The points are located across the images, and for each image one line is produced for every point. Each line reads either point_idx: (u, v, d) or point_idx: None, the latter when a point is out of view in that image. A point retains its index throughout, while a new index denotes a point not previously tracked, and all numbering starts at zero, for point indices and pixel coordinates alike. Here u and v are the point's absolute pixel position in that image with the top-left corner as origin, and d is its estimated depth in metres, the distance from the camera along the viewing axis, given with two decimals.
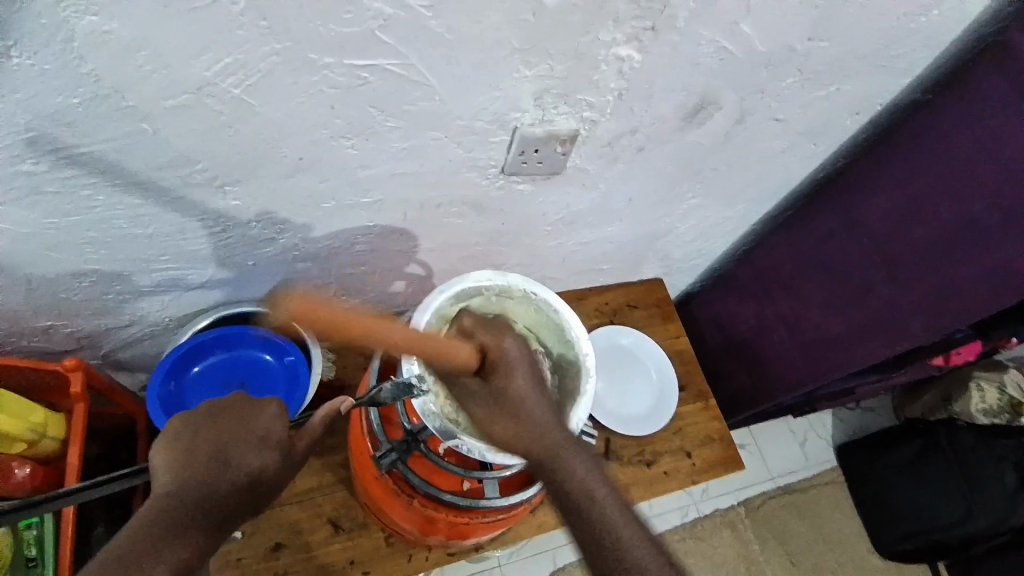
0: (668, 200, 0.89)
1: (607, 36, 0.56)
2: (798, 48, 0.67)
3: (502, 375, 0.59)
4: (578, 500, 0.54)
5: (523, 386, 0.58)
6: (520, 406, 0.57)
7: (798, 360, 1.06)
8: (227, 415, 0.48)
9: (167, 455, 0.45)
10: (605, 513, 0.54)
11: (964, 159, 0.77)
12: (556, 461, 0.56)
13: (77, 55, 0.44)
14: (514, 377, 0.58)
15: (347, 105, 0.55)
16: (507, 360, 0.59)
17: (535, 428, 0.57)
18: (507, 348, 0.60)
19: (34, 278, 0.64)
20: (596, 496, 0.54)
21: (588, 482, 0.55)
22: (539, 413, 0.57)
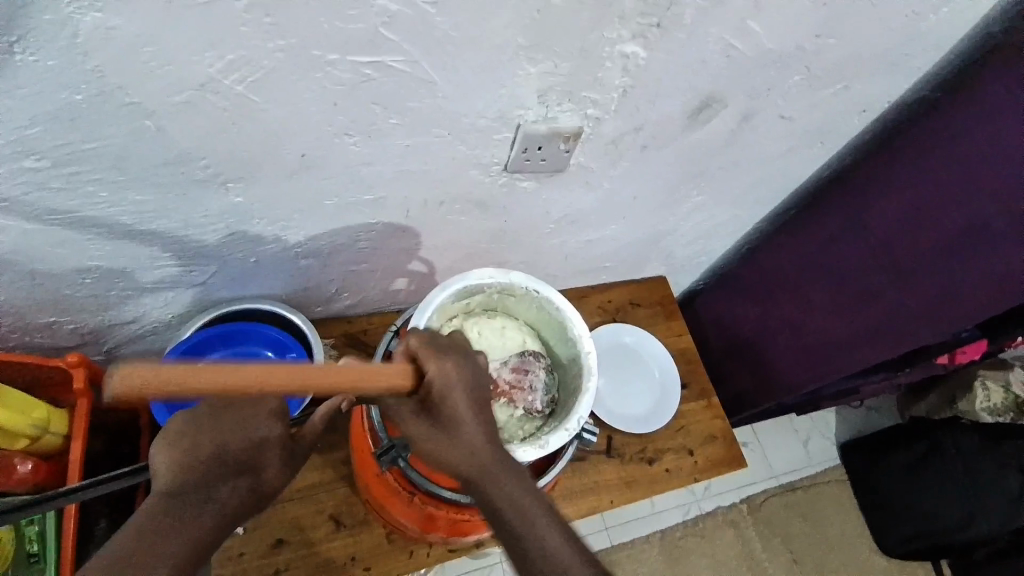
0: (672, 198, 0.88)
1: (613, 33, 0.56)
2: (805, 46, 0.66)
3: (436, 399, 0.51)
4: (517, 533, 0.49)
5: (460, 412, 0.51)
6: (457, 432, 0.51)
7: (801, 361, 1.06)
8: (233, 411, 0.47)
9: (169, 454, 0.44)
10: (542, 533, 0.49)
11: (974, 164, 0.77)
12: (497, 487, 0.51)
13: (81, 51, 0.44)
14: (451, 402, 0.51)
15: (350, 102, 0.55)
16: (442, 386, 0.51)
17: (474, 455, 0.51)
18: (445, 369, 0.51)
19: (38, 274, 0.64)
20: (538, 530, 0.49)
21: (529, 515, 0.50)
22: (479, 440, 0.52)
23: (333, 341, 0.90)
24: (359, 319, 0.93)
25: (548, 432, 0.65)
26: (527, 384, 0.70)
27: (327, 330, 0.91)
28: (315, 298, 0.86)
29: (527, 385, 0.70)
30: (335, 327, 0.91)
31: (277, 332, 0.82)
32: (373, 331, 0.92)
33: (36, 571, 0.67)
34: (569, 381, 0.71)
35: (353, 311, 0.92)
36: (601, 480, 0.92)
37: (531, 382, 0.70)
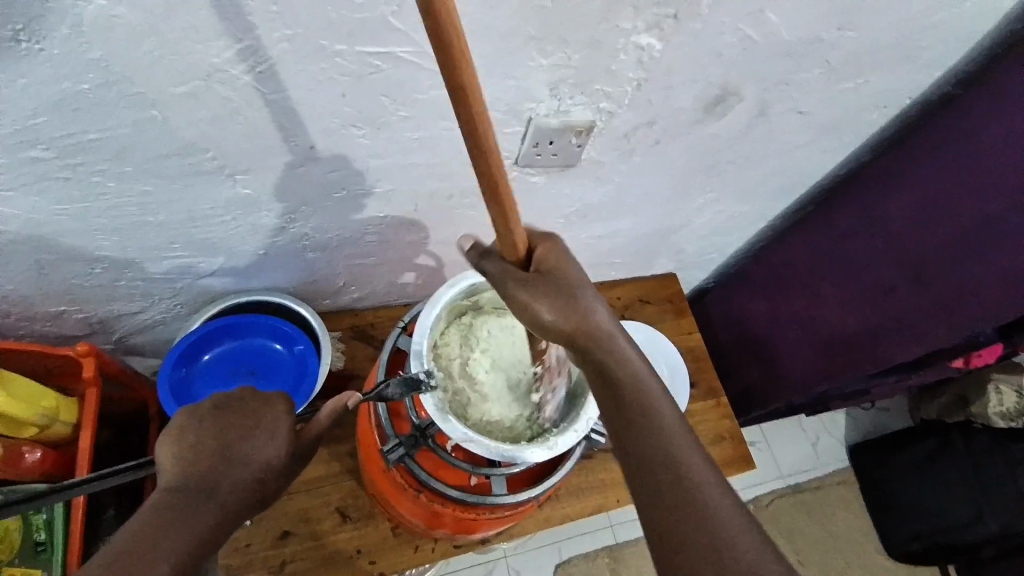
0: (684, 193, 0.87)
1: (627, 24, 0.54)
2: (825, 38, 0.64)
3: (551, 269, 0.52)
4: (648, 443, 0.48)
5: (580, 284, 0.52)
6: (580, 306, 0.52)
7: (816, 362, 1.03)
8: (239, 408, 0.48)
9: (172, 448, 0.45)
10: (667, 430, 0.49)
11: (989, 156, 0.75)
12: (627, 381, 0.51)
13: (85, 39, 0.43)
14: (564, 270, 0.52)
15: (358, 93, 0.54)
16: (554, 258, 0.53)
17: (596, 324, 0.52)
18: (555, 246, 0.53)
19: (46, 264, 0.64)
20: (670, 438, 0.49)
21: (663, 422, 0.49)
22: (602, 314, 0.53)
23: (340, 334, 0.90)
24: (366, 312, 0.92)
25: (558, 432, 0.63)
26: (559, 375, 0.66)
27: (334, 323, 0.90)
28: (322, 290, 0.85)
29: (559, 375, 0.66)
30: (342, 320, 0.91)
31: (283, 324, 0.81)
32: (379, 325, 0.92)
33: (42, 560, 0.68)
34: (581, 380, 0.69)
35: (360, 304, 0.92)
36: (610, 478, 0.87)
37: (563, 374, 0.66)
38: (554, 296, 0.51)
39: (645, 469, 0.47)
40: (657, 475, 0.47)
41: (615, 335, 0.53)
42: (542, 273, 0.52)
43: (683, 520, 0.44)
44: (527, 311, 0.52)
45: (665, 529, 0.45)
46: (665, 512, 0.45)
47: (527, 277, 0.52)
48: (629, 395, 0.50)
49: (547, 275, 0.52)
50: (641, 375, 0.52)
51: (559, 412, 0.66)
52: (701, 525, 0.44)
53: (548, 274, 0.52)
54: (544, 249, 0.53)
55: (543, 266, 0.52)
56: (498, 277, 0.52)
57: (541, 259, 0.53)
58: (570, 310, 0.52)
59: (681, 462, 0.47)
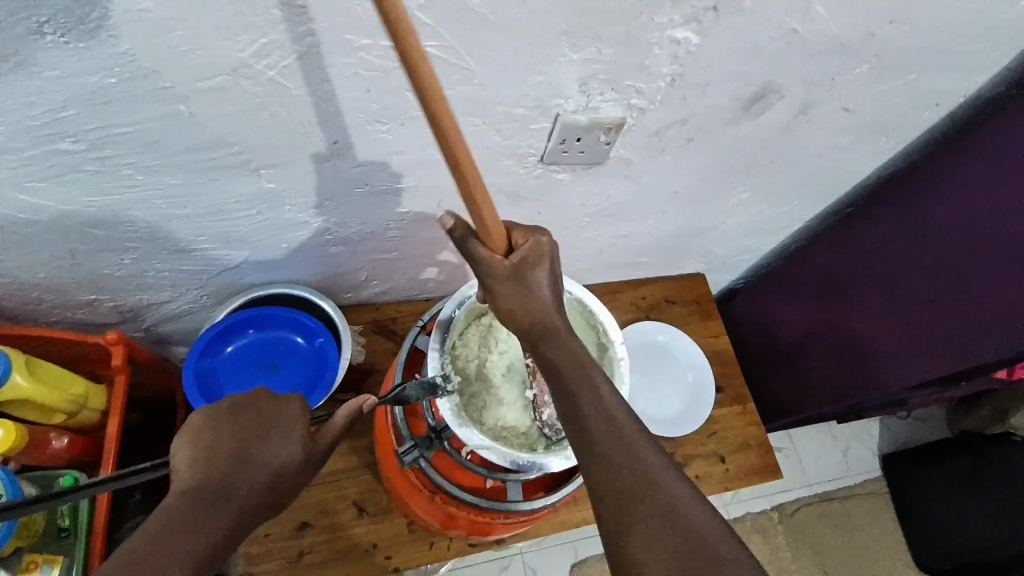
0: (716, 193, 0.83)
1: (663, 18, 0.52)
2: (875, 33, 0.61)
3: (530, 271, 0.53)
4: (598, 437, 0.49)
5: (545, 290, 0.54)
6: (542, 309, 0.53)
7: (851, 371, 0.99)
8: (252, 409, 0.48)
9: (190, 449, 0.45)
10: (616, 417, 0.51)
11: None
12: (582, 384, 0.52)
13: (112, 33, 0.43)
14: (538, 271, 0.53)
15: (382, 88, 0.53)
16: (533, 258, 0.53)
17: (551, 325, 0.54)
18: (536, 245, 0.53)
19: (77, 253, 0.66)
20: (628, 438, 0.49)
21: (619, 422, 0.50)
22: (557, 320, 0.54)
23: (361, 328, 0.90)
24: (388, 306, 0.92)
25: None
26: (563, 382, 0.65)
27: (356, 316, 0.90)
28: (344, 284, 0.85)
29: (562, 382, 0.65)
30: (363, 314, 0.91)
31: (306, 317, 0.81)
32: (401, 319, 0.91)
33: (65, 546, 0.70)
34: None
35: (382, 298, 0.91)
36: None
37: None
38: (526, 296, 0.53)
39: (603, 470, 0.48)
40: (614, 471, 0.47)
41: (570, 342, 0.55)
42: (521, 270, 0.52)
43: (643, 517, 0.45)
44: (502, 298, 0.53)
45: (625, 530, 0.45)
46: (625, 512, 0.46)
47: (505, 271, 0.52)
48: (589, 400, 0.51)
49: (520, 273, 0.52)
50: (595, 380, 0.53)
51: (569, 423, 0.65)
52: (661, 520, 0.45)
53: (527, 274, 0.53)
54: (524, 247, 0.53)
55: (524, 265, 0.52)
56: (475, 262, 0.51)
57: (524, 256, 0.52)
58: (533, 310, 0.53)
59: (639, 463, 0.48)
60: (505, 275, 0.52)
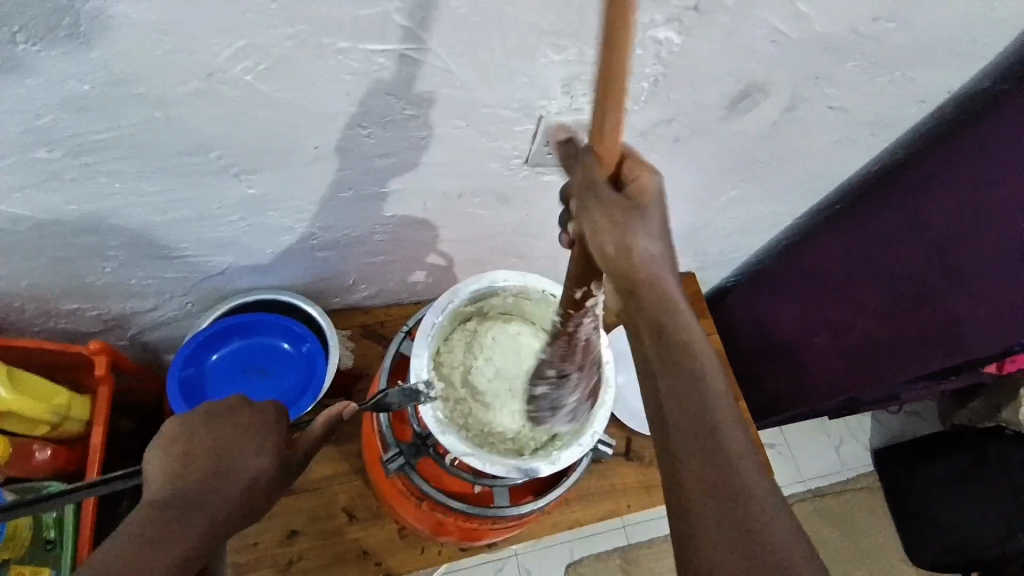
0: (704, 192, 0.83)
1: (645, 18, 0.52)
2: (859, 32, 0.60)
3: (641, 207, 0.47)
4: (683, 411, 0.44)
5: (651, 237, 0.47)
6: (647, 255, 0.47)
7: (844, 367, 0.99)
8: (227, 419, 0.48)
9: (164, 459, 0.45)
10: (713, 393, 0.44)
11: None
12: (677, 352, 0.45)
13: (85, 40, 0.43)
14: (648, 207, 0.47)
15: (363, 92, 0.52)
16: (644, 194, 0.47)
17: (658, 278, 0.47)
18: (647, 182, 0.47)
19: (58, 262, 0.65)
20: (718, 425, 0.43)
21: (712, 404, 0.44)
22: (663, 274, 0.47)
23: (350, 332, 0.89)
24: (377, 310, 0.91)
25: (561, 446, 0.62)
26: (586, 380, 0.63)
27: (344, 321, 0.90)
28: (332, 289, 0.85)
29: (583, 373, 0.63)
30: (352, 318, 0.90)
31: (292, 322, 0.80)
32: (390, 323, 0.91)
33: (52, 557, 0.69)
34: None
35: (371, 302, 0.91)
36: (620, 484, 0.85)
37: (588, 377, 0.63)
38: (627, 231, 0.46)
39: (684, 450, 0.43)
40: (692, 449, 0.43)
41: (675, 310, 0.46)
42: (634, 205, 0.47)
43: (719, 511, 0.41)
44: (604, 225, 0.47)
45: (693, 519, 0.41)
46: (697, 500, 0.41)
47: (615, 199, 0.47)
48: (680, 373, 0.44)
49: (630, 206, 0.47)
50: (699, 356, 0.45)
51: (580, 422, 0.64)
52: (737, 520, 0.40)
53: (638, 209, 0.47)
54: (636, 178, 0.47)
55: (637, 200, 0.47)
56: (584, 184, 0.47)
57: (640, 189, 0.47)
58: (635, 252, 0.47)
59: (726, 456, 0.42)
60: (612, 203, 0.46)
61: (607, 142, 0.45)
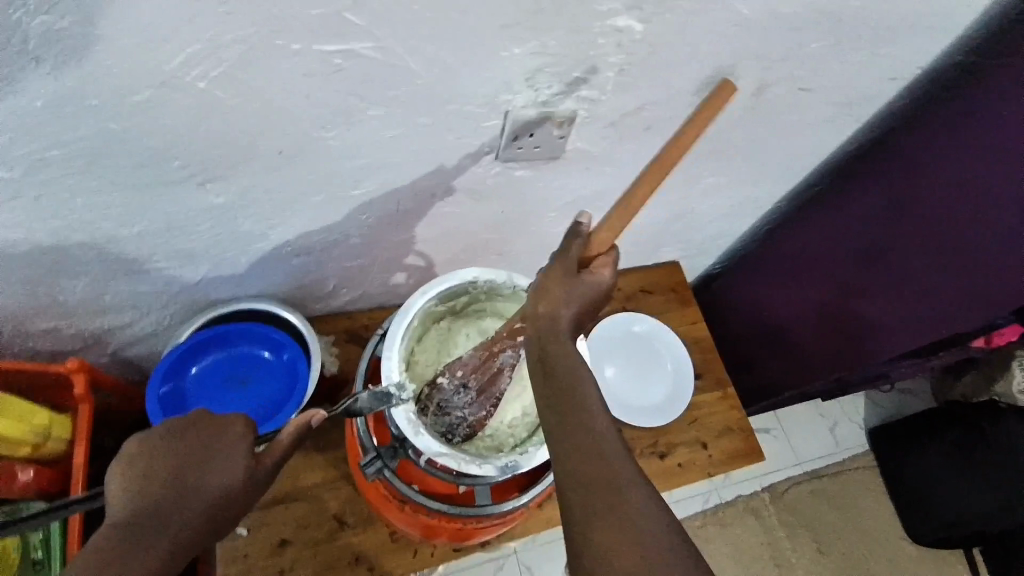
0: (680, 181, 0.83)
1: (603, 6, 0.51)
2: (822, 9, 0.60)
3: (584, 284, 0.52)
4: (577, 447, 0.46)
5: (573, 305, 0.52)
6: (557, 317, 0.51)
7: (832, 347, 1.00)
8: (190, 434, 0.48)
9: (123, 478, 0.45)
10: (600, 425, 0.47)
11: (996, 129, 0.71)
12: (564, 383, 0.49)
13: (32, 56, 0.42)
14: (587, 287, 0.52)
15: (324, 93, 0.51)
16: (592, 278, 0.52)
17: (556, 339, 0.51)
18: (600, 272, 0.53)
19: (29, 281, 0.64)
20: (609, 456, 0.46)
21: (602, 437, 0.46)
22: (565, 337, 0.51)
23: (334, 337, 0.88)
24: (360, 314, 0.91)
25: (539, 442, 0.62)
26: (483, 408, 0.68)
27: (327, 327, 0.89)
28: (313, 295, 0.84)
29: (483, 399, 0.68)
30: (335, 323, 0.89)
31: (272, 330, 0.80)
32: (374, 327, 0.90)
33: None
34: None
35: (354, 307, 0.90)
36: None
37: (484, 406, 0.68)
38: (557, 291, 0.52)
39: (573, 476, 0.45)
40: (586, 484, 0.44)
41: (562, 351, 0.51)
42: (578, 276, 0.52)
43: (602, 532, 0.43)
44: (545, 279, 0.53)
45: (582, 537, 0.43)
46: (588, 511, 0.43)
47: (568, 268, 0.53)
48: (569, 399, 0.48)
49: (572, 275, 0.52)
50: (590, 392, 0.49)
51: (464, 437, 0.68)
52: (621, 527, 0.43)
53: (581, 281, 0.52)
54: (597, 263, 0.53)
55: (588, 278, 0.52)
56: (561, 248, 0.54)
57: (592, 274, 0.52)
58: (548, 312, 0.51)
59: (611, 470, 0.45)
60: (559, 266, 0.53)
61: (602, 232, 0.53)
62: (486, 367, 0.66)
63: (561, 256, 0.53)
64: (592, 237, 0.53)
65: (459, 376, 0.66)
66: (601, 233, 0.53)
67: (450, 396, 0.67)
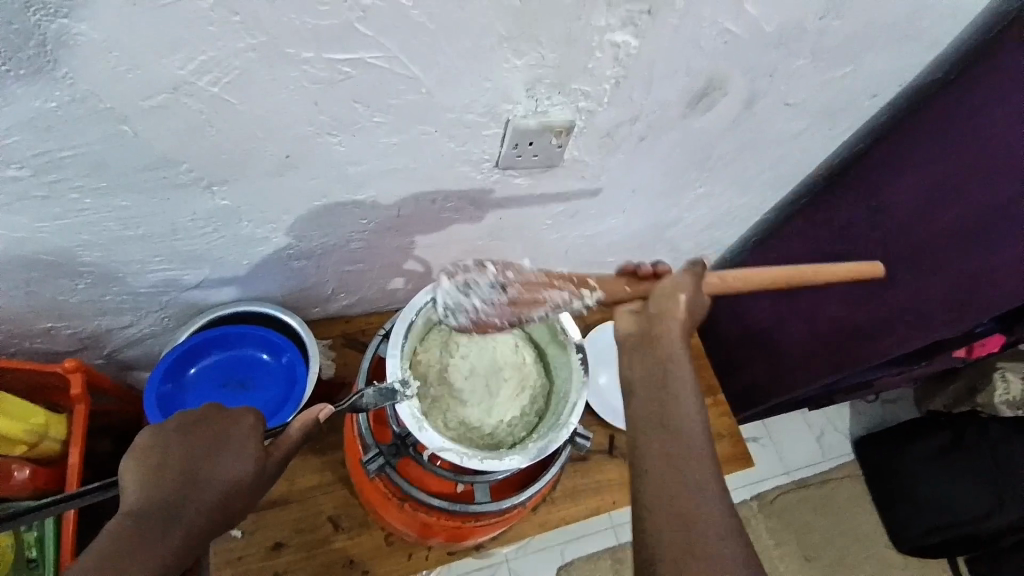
0: (674, 189, 0.85)
1: (600, 22, 0.54)
2: (807, 29, 0.63)
3: (698, 303, 0.59)
4: (661, 433, 0.50)
5: (686, 312, 0.58)
6: (674, 315, 0.57)
7: (820, 354, 1.02)
8: (202, 428, 0.50)
9: (138, 469, 0.47)
10: (687, 421, 0.51)
11: (989, 139, 0.74)
12: (660, 376, 0.54)
13: (51, 59, 0.43)
14: (698, 308, 0.59)
15: (330, 100, 0.53)
16: (699, 307, 0.59)
17: (664, 333, 0.56)
18: (706, 304, 0.60)
19: (32, 281, 0.64)
20: (689, 453, 0.49)
21: (688, 440, 0.49)
22: (670, 334, 0.56)
23: (331, 342, 0.89)
24: (358, 318, 0.92)
25: (538, 439, 0.64)
26: (498, 317, 0.62)
27: (325, 331, 0.90)
28: (311, 299, 0.85)
29: (504, 314, 0.62)
30: (333, 327, 0.90)
31: (272, 333, 0.81)
32: (371, 331, 0.91)
33: None
34: (559, 386, 0.70)
35: (351, 311, 0.91)
36: (607, 479, 0.86)
37: (500, 318, 0.62)
38: (677, 292, 0.58)
39: (652, 458, 0.49)
40: (659, 467, 0.48)
41: (675, 351, 0.55)
42: (698, 295, 0.59)
43: (671, 520, 0.46)
44: (669, 282, 0.59)
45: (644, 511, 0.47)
46: (655, 488, 0.48)
47: (690, 280, 0.60)
48: (659, 389, 0.53)
49: (696, 291, 0.59)
50: (682, 391, 0.53)
51: (459, 325, 0.63)
52: (683, 515, 0.46)
53: (696, 299, 0.59)
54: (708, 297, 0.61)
55: (699, 302, 0.59)
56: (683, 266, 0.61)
57: (703, 300, 0.60)
58: (667, 311, 0.57)
59: (688, 463, 0.48)
60: (691, 277, 0.60)
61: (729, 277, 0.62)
62: (533, 291, 0.63)
63: (688, 270, 0.60)
64: (710, 275, 0.61)
65: (504, 275, 0.63)
66: (720, 280, 0.61)
67: (482, 285, 0.63)
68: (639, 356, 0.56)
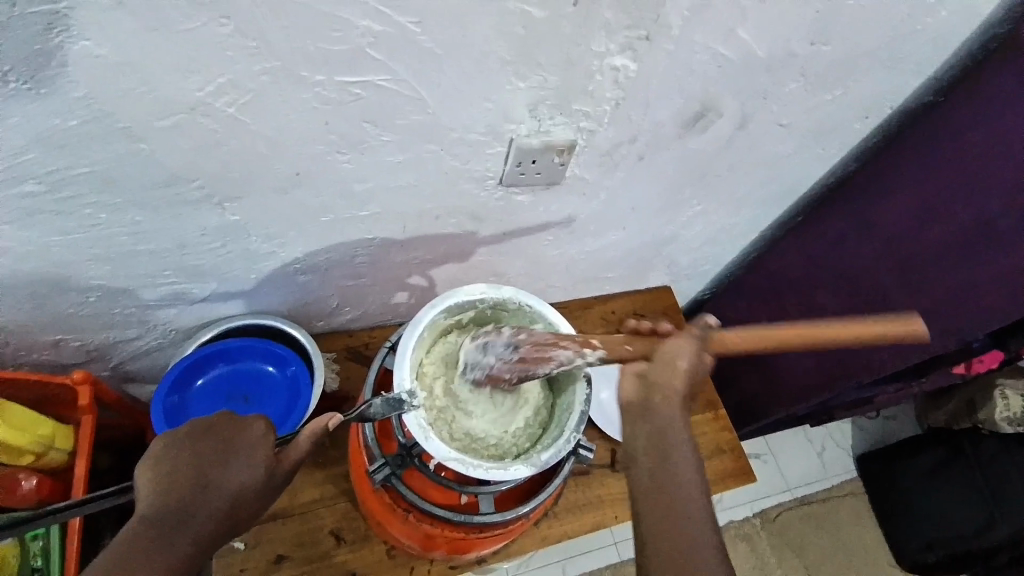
0: (672, 205, 0.87)
1: (599, 47, 0.56)
2: (799, 53, 0.66)
3: (699, 365, 0.59)
4: (659, 478, 0.56)
5: (684, 376, 0.59)
6: (670, 379, 0.59)
7: (818, 369, 1.03)
8: (212, 436, 0.51)
9: (151, 475, 0.49)
10: (681, 466, 0.57)
11: (978, 158, 0.75)
12: (659, 428, 0.58)
13: (71, 79, 0.45)
14: (700, 369, 0.60)
15: (339, 120, 0.55)
16: (700, 369, 0.60)
17: (662, 396, 0.59)
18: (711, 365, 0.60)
19: (42, 294, 0.66)
20: (684, 497, 0.56)
21: (682, 484, 0.56)
22: (666, 397, 0.59)
23: (335, 355, 0.90)
24: (361, 332, 0.93)
25: (542, 449, 0.65)
26: (509, 373, 0.65)
27: (329, 344, 0.91)
28: (316, 312, 0.86)
29: (514, 370, 0.64)
30: (337, 341, 0.92)
31: (277, 346, 0.82)
32: (374, 344, 0.92)
33: None
34: (562, 396, 0.71)
35: (354, 325, 0.92)
36: (607, 494, 0.86)
37: (509, 374, 0.65)
38: (677, 357, 0.59)
39: (650, 497, 0.56)
40: (657, 507, 0.55)
41: (670, 410, 0.59)
42: (703, 358, 0.60)
43: (667, 552, 0.53)
44: (675, 343, 0.60)
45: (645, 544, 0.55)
46: (654, 523, 0.55)
47: (695, 340, 0.60)
48: (657, 440, 0.58)
49: (700, 355, 0.59)
50: (675, 442, 0.58)
51: (478, 378, 0.68)
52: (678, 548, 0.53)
53: (700, 363, 0.59)
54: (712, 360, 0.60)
55: (703, 364, 0.60)
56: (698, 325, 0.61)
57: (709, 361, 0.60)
58: (664, 377, 0.59)
59: (682, 502, 0.55)
60: (696, 339, 0.60)
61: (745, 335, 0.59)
62: (540, 350, 0.63)
63: (697, 332, 0.60)
64: (723, 337, 0.59)
65: (516, 337, 0.64)
66: (730, 341, 0.59)
67: (498, 344, 0.65)
68: (638, 411, 0.59)
